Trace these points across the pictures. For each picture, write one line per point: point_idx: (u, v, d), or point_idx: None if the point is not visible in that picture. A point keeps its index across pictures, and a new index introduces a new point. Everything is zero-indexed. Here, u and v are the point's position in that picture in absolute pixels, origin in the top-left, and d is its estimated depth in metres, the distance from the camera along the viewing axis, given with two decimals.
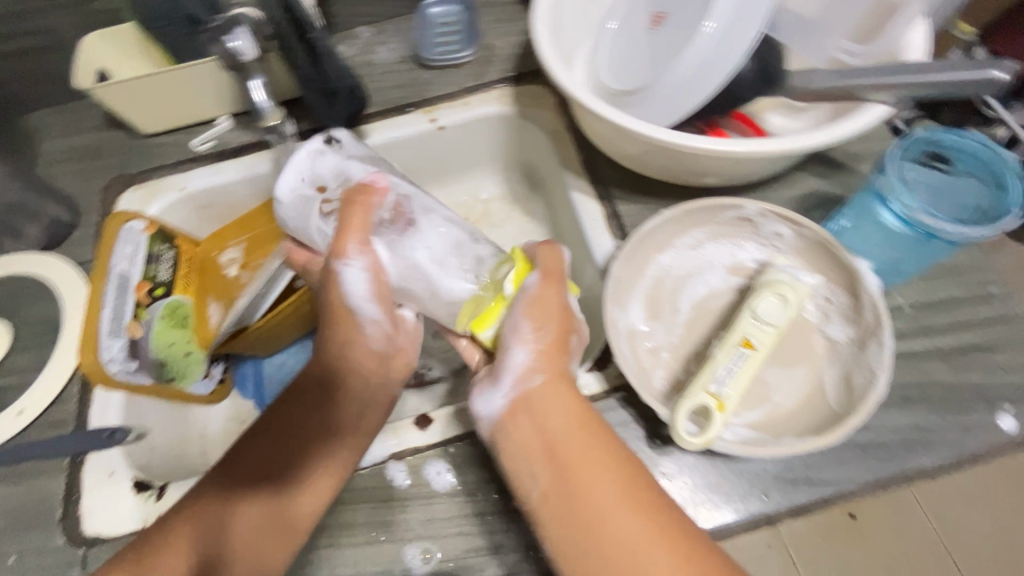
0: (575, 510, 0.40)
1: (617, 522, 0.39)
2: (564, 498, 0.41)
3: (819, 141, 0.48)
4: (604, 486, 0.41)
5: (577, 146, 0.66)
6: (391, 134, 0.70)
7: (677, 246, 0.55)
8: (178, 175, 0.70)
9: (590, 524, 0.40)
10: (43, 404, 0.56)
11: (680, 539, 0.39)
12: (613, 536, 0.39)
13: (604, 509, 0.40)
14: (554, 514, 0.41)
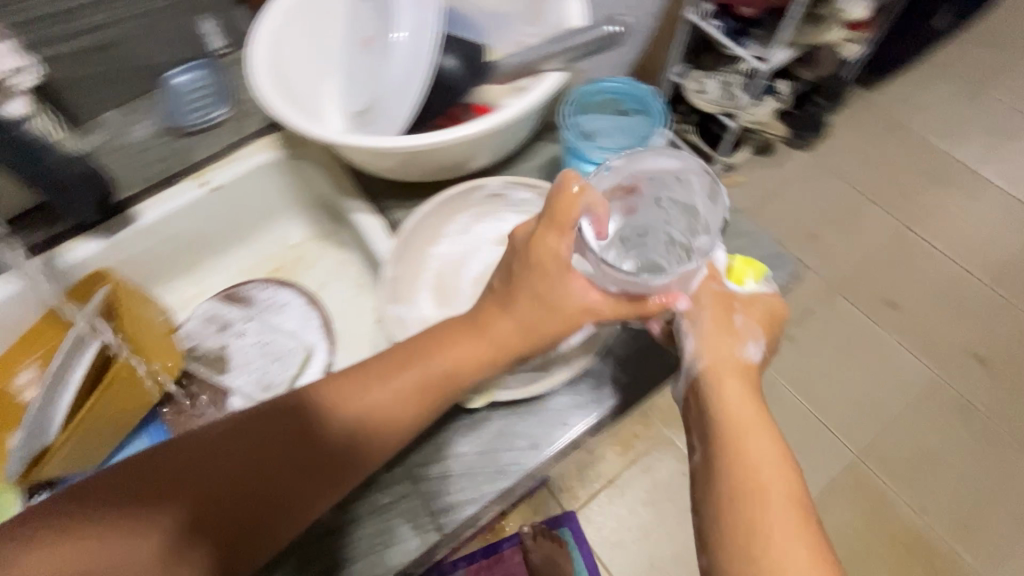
0: (723, 466, 0.44)
1: (771, 454, 0.44)
2: (711, 480, 0.44)
3: (519, 108, 0.55)
4: (751, 422, 0.45)
5: (349, 172, 0.70)
6: (164, 208, 0.70)
7: (448, 234, 0.61)
8: None
9: (744, 471, 0.43)
10: None
11: (789, 473, 0.43)
12: (752, 452, 0.44)
13: (766, 441, 0.44)
14: (730, 456, 0.44)
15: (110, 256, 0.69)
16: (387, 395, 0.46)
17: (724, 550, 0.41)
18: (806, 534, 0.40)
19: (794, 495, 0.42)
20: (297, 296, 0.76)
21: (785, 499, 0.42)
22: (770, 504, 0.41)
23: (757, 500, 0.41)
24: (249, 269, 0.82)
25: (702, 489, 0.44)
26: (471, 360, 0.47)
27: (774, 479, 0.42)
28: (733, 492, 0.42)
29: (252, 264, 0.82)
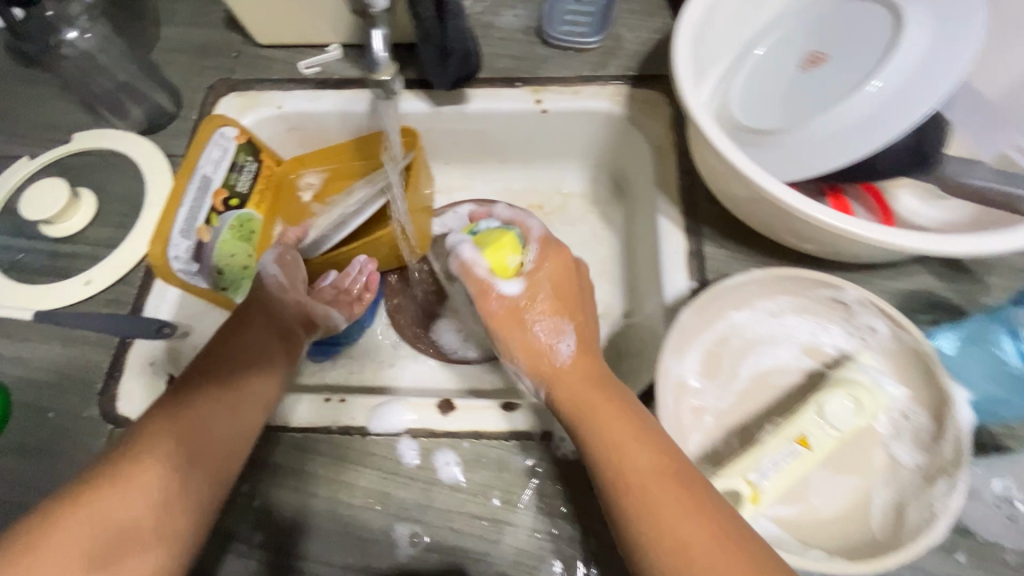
0: (595, 446, 0.42)
1: (630, 436, 0.41)
2: (574, 431, 0.45)
3: (957, 245, 0.42)
4: (626, 430, 0.42)
5: (680, 170, 0.62)
6: (492, 105, 0.68)
7: (757, 308, 0.51)
8: (278, 92, 0.70)
9: (622, 451, 0.41)
10: (108, 281, 0.58)
11: (654, 445, 0.41)
12: (648, 479, 0.39)
13: (624, 424, 0.42)
14: (605, 452, 0.42)
15: (427, 121, 0.70)
16: (530, 354, 0.49)
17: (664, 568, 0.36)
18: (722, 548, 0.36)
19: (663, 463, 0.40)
20: None
21: (704, 513, 0.37)
22: (659, 510, 0.38)
23: (644, 508, 0.38)
24: (512, 191, 0.79)
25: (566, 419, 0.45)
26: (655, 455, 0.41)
27: (639, 467, 0.40)
28: (614, 486, 0.41)
29: (518, 188, 0.79)
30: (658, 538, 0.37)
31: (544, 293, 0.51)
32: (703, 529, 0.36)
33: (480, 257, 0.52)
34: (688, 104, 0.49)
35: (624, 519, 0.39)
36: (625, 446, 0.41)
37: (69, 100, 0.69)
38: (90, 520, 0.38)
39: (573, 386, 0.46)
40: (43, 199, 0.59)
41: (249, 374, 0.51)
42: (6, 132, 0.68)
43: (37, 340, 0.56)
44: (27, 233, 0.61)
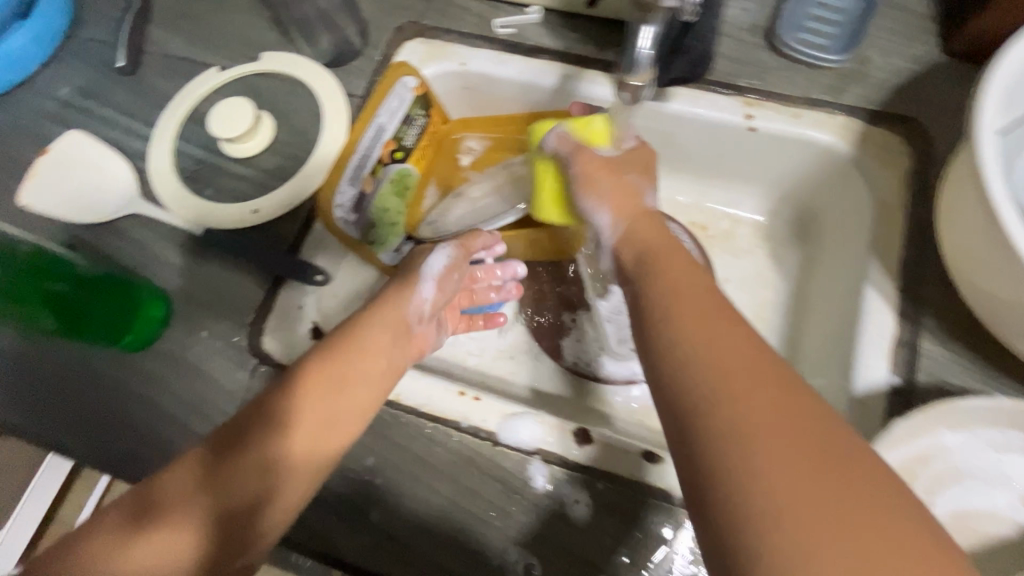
0: (691, 368, 0.33)
1: (744, 368, 0.32)
2: (659, 339, 0.36)
3: None
4: (742, 357, 0.32)
5: (907, 237, 0.52)
6: (694, 110, 0.60)
7: (980, 434, 0.43)
8: (464, 47, 0.65)
9: (729, 373, 0.32)
10: (274, 214, 0.58)
11: (772, 370, 0.32)
12: (751, 404, 0.30)
13: (732, 348, 0.33)
14: (695, 374, 0.33)
15: None
16: (617, 206, 0.47)
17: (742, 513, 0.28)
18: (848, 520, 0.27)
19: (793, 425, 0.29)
20: None
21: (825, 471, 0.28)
22: (763, 444, 0.29)
23: (738, 433, 0.29)
24: (676, 204, 0.72)
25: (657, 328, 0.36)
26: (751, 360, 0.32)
27: (737, 391, 0.31)
28: (690, 424, 0.31)
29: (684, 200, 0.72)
30: (752, 487, 0.28)
31: (632, 167, 0.49)
32: (795, 454, 0.28)
33: (574, 133, 0.50)
34: (979, 169, 0.40)
35: (706, 448, 0.30)
36: (720, 370, 0.32)
37: (262, 15, 0.68)
38: (148, 543, 0.35)
39: (658, 275, 0.40)
40: (231, 118, 0.59)
41: (374, 325, 0.46)
42: (201, 38, 0.68)
43: (201, 256, 0.57)
44: (207, 145, 0.62)
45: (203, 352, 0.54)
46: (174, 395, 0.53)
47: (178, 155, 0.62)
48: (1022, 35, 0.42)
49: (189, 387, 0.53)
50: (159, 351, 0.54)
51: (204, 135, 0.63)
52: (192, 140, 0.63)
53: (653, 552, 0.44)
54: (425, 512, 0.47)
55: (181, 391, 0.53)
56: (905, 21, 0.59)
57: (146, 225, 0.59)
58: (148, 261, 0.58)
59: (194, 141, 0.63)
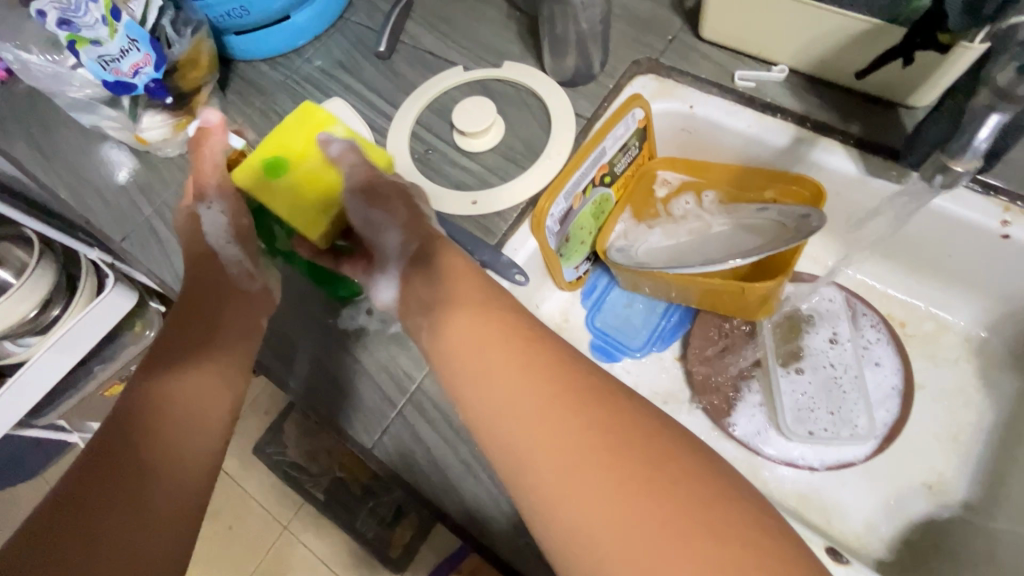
0: (511, 433, 0.40)
1: (552, 425, 0.39)
2: (501, 440, 0.41)
3: None
4: (517, 376, 0.42)
5: None
6: (944, 204, 0.55)
7: None
8: (696, 92, 0.66)
9: (531, 428, 0.39)
10: (489, 208, 0.62)
11: (567, 385, 0.41)
12: (549, 465, 0.38)
13: (528, 398, 0.41)
14: (523, 446, 0.39)
15: (842, 184, 0.60)
16: (460, 335, 0.46)
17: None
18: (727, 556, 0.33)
19: (580, 412, 0.39)
20: (896, 374, 0.61)
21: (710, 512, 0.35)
22: (564, 479, 0.37)
23: (552, 496, 0.37)
24: (876, 292, 0.66)
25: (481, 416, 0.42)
26: (511, 379, 0.42)
27: (522, 434, 0.40)
28: (526, 502, 0.39)
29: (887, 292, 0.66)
30: (577, 537, 0.36)
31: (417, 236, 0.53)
32: (581, 483, 0.37)
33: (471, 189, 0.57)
34: None
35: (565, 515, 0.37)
36: (504, 409, 0.41)
37: (512, 29, 0.73)
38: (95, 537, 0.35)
39: (468, 356, 0.45)
40: (472, 114, 0.63)
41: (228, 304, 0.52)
42: (453, 39, 0.75)
43: None
44: (440, 134, 0.68)
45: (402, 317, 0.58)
46: (368, 349, 0.57)
47: (413, 137, 0.68)
48: None
49: (382, 347, 0.57)
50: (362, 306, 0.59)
51: (439, 126, 0.69)
52: (427, 126, 0.69)
53: None
54: None
55: (375, 349, 0.57)
56: None
57: None
58: None
59: (430, 127, 0.69)
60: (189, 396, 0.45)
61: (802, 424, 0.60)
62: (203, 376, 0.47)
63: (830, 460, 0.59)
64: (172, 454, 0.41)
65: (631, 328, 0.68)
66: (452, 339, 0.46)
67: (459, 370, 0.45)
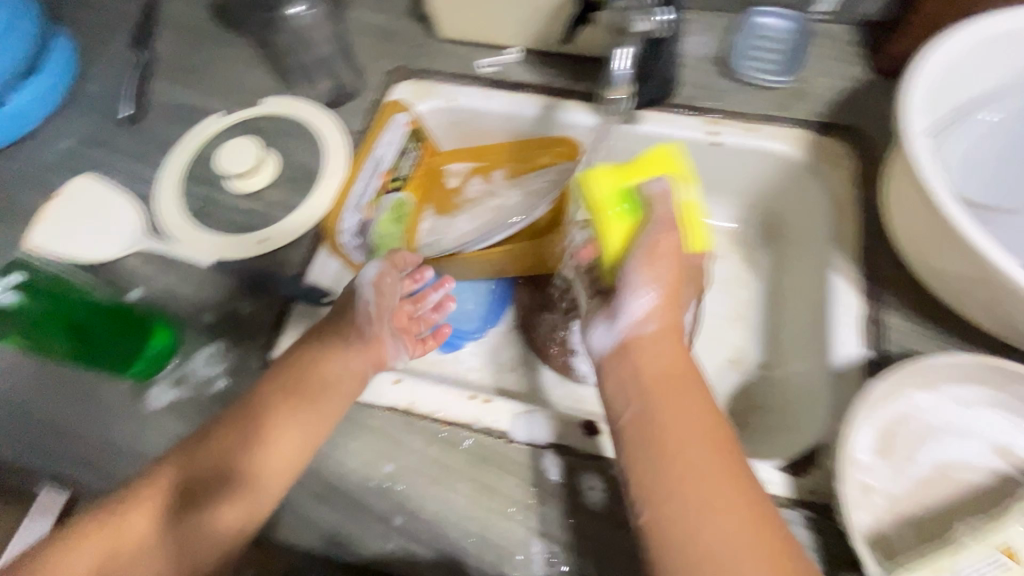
0: (665, 439, 0.41)
1: (716, 480, 0.39)
2: (654, 428, 0.42)
3: None
4: (687, 405, 0.42)
5: (860, 229, 0.58)
6: (665, 130, 0.66)
7: (943, 392, 0.48)
8: (450, 86, 0.71)
9: (697, 478, 0.39)
10: (280, 242, 0.61)
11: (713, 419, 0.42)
12: (673, 440, 0.41)
13: (702, 453, 0.40)
14: (661, 422, 0.42)
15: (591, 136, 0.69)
16: (650, 363, 0.44)
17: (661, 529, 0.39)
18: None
19: (711, 425, 0.41)
20: None
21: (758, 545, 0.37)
22: (691, 450, 0.40)
23: (666, 452, 0.40)
24: None
25: (653, 446, 0.41)
26: (703, 421, 0.42)
27: (665, 420, 0.42)
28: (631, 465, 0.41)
29: None
30: (678, 502, 0.39)
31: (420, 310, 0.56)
32: (709, 465, 0.40)
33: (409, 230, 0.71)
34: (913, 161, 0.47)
35: (655, 492, 0.40)
36: (665, 399, 0.42)
37: (261, 65, 0.73)
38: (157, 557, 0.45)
39: (663, 397, 0.43)
40: (237, 159, 0.63)
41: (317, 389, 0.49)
42: (204, 87, 0.72)
43: (211, 286, 0.60)
44: (212, 183, 0.65)
45: (215, 376, 0.55)
46: (186, 420, 0.54)
47: (183, 193, 0.65)
48: (935, 47, 0.50)
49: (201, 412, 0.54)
50: (169, 379, 0.55)
51: (210, 175, 0.66)
52: (195, 179, 0.66)
53: None
54: (432, 519, 0.48)
55: (194, 417, 0.54)
56: (836, 47, 0.68)
57: (155, 261, 0.61)
58: (156, 294, 0.60)
59: (199, 179, 0.66)
60: (255, 471, 0.46)
61: None
62: (220, 435, 0.47)
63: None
64: (221, 467, 0.46)
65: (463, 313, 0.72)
66: (638, 355, 0.45)
67: (637, 387, 0.44)
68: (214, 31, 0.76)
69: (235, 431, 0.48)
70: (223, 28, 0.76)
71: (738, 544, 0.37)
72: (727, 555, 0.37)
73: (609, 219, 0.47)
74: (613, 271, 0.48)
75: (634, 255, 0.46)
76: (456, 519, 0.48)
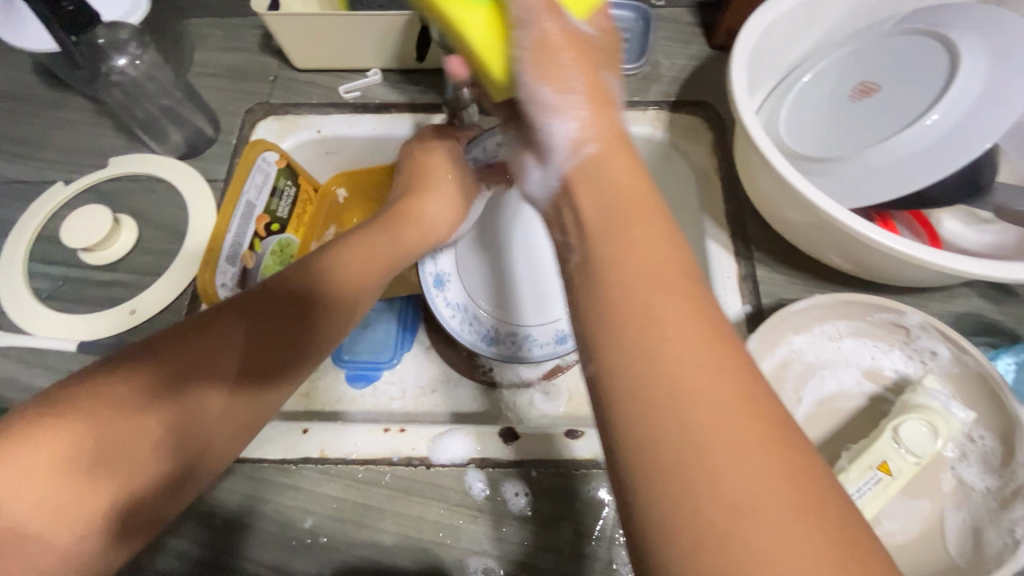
0: (618, 276, 0.29)
1: (719, 386, 0.26)
2: (607, 269, 0.30)
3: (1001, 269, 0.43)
4: (657, 250, 0.30)
5: (725, 194, 0.62)
6: None
7: (815, 333, 0.52)
8: (316, 117, 0.69)
9: (697, 396, 0.25)
10: (154, 310, 0.57)
11: (727, 357, 0.27)
12: (645, 309, 0.28)
13: (693, 356, 0.26)
14: (633, 376, 0.27)
15: None
16: (633, 240, 0.30)
17: (633, 445, 0.26)
18: (799, 517, 0.23)
19: (718, 350, 0.27)
20: None
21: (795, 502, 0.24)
22: (679, 349, 0.27)
23: (644, 338, 0.27)
24: None
25: (613, 277, 0.29)
26: (699, 326, 0.27)
27: (656, 373, 0.26)
28: (623, 407, 0.26)
29: None
30: (695, 491, 0.24)
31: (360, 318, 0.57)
32: (720, 416, 0.25)
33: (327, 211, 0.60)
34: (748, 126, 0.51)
35: (629, 430, 0.26)
36: (632, 321, 0.28)
37: (104, 124, 0.67)
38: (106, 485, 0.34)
39: (608, 230, 0.31)
40: (88, 227, 0.57)
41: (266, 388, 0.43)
42: (41, 158, 0.66)
43: (80, 372, 0.54)
44: (66, 260, 0.60)
45: None
46: None
47: (31, 277, 0.59)
48: (752, 18, 0.54)
49: None
50: None
51: (61, 252, 0.60)
52: (44, 259, 0.60)
53: (591, 517, 0.47)
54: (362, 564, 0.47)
55: None
56: (677, 29, 0.72)
57: (9, 357, 0.55)
58: (16, 393, 0.54)
59: (49, 258, 0.60)
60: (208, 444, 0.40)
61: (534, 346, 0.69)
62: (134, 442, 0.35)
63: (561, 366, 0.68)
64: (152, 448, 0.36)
65: (374, 346, 0.70)
66: (597, 228, 0.32)
67: (579, 229, 0.33)
68: (43, 94, 0.70)
69: (171, 427, 0.37)
70: (54, 89, 0.70)
71: (760, 492, 0.23)
72: (718, 479, 0.24)
73: (472, 2, 0.37)
74: (505, 86, 0.38)
75: (522, 58, 0.37)
76: (388, 560, 0.47)
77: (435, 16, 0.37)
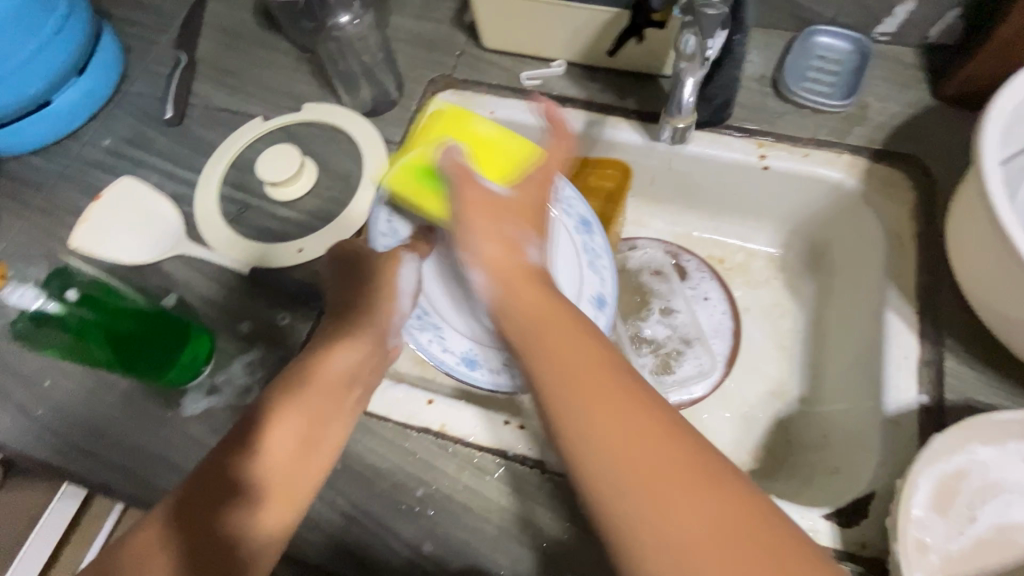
0: (587, 418, 0.34)
1: (671, 467, 0.32)
2: (559, 395, 0.35)
3: None
4: (574, 353, 0.36)
5: (920, 264, 0.55)
6: (710, 151, 0.64)
7: (1008, 449, 0.45)
8: (493, 97, 0.70)
9: (634, 454, 0.32)
10: (318, 252, 0.60)
11: (697, 465, 0.32)
12: (598, 428, 0.33)
13: (669, 477, 0.31)
14: (607, 490, 0.32)
15: (636, 153, 0.68)
16: (544, 340, 0.37)
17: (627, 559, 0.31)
18: None
19: (667, 442, 0.33)
20: (722, 301, 0.69)
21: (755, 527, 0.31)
22: (641, 458, 0.32)
23: (618, 460, 0.32)
24: (691, 238, 0.75)
25: (528, 360, 0.38)
26: (600, 408, 0.34)
27: (618, 482, 0.32)
28: (621, 533, 0.32)
29: (700, 235, 0.75)
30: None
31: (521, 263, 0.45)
32: (690, 523, 0.30)
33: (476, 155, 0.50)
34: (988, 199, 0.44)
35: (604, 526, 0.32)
36: (572, 428, 0.34)
37: (303, 70, 0.73)
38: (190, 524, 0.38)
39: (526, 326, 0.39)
40: (280, 164, 0.62)
41: (333, 351, 0.45)
42: (246, 92, 0.72)
43: (247, 294, 0.59)
44: (251, 189, 0.65)
45: (249, 386, 0.55)
46: (220, 429, 0.54)
47: (222, 198, 0.65)
48: (1010, 84, 0.47)
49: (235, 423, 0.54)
50: (204, 387, 0.55)
51: (248, 181, 0.66)
52: (234, 184, 0.66)
53: None
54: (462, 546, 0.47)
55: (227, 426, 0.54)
56: (897, 70, 0.65)
57: (193, 267, 0.61)
58: (192, 300, 0.60)
59: (238, 184, 0.66)
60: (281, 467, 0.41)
61: (658, 376, 0.65)
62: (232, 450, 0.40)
63: (680, 401, 0.65)
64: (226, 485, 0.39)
65: None
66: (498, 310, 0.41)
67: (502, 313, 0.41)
68: (258, 34, 0.76)
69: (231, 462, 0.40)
70: (267, 31, 0.76)
71: None
72: None
73: None
74: None
75: None
76: (487, 551, 0.47)
77: (420, 211, 0.54)
